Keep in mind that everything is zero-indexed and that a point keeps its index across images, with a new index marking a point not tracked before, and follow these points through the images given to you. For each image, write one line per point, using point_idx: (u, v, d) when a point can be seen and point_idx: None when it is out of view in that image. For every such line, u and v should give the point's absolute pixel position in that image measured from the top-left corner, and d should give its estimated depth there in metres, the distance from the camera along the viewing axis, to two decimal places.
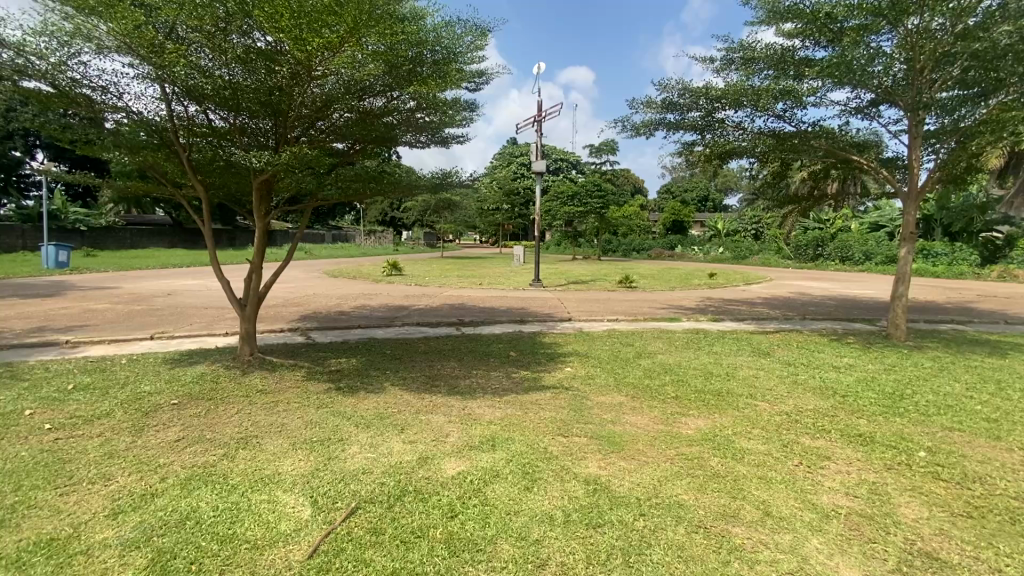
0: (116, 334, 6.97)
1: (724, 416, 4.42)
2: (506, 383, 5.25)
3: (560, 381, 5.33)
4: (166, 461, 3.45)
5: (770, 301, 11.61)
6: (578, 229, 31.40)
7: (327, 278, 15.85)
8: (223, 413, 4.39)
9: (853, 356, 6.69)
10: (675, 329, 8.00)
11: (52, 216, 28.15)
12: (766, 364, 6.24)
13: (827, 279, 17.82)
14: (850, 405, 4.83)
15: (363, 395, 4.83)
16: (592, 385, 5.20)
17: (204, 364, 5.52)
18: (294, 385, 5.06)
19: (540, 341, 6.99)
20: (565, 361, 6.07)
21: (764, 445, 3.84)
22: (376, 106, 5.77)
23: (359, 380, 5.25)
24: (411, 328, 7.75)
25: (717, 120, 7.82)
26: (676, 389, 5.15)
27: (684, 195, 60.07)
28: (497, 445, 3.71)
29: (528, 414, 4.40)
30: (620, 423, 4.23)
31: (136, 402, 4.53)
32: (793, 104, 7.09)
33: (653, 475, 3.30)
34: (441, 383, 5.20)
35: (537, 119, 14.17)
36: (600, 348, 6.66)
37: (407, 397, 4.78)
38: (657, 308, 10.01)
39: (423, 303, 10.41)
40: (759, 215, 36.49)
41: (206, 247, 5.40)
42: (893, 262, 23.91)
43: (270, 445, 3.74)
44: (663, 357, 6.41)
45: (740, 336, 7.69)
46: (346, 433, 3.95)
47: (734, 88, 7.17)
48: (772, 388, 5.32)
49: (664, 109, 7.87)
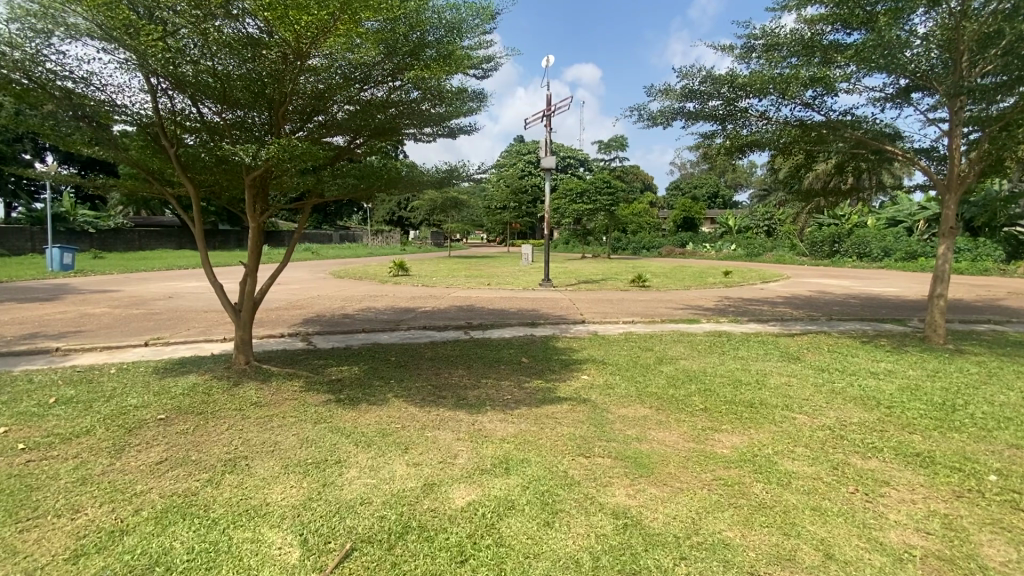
0: (109, 341, 6.66)
1: (760, 432, 4.00)
2: (518, 394, 4.86)
3: (577, 391, 4.92)
4: (143, 488, 3.11)
5: (791, 300, 11.12)
6: (587, 226, 30.90)
7: (332, 279, 15.55)
8: (212, 429, 4.05)
9: (890, 360, 6.23)
10: (695, 332, 7.55)
11: (61, 218, 28.20)
12: (798, 371, 5.79)
13: (846, 276, 17.27)
14: (899, 417, 4.38)
15: (364, 409, 4.46)
16: (612, 396, 4.80)
17: (196, 373, 5.18)
18: (291, 397, 4.70)
19: (553, 346, 6.59)
20: (580, 368, 5.67)
21: (811, 467, 3.42)
22: (378, 97, 5.42)
23: (361, 391, 4.88)
24: (417, 332, 7.37)
25: (739, 110, 7.39)
26: (703, 401, 4.73)
27: (693, 191, 59.37)
28: (511, 468, 3.32)
29: (544, 430, 4.00)
30: (646, 441, 3.82)
31: (120, 417, 4.19)
32: (823, 91, 6.62)
33: (691, 507, 2.89)
34: (448, 394, 4.81)
35: (546, 113, 13.75)
36: (618, 354, 6.25)
37: (412, 410, 4.40)
38: (674, 309, 9.57)
39: (429, 305, 10.04)
40: (772, 211, 35.81)
41: (197, 248, 5.05)
42: (913, 259, 23.25)
43: (259, 468, 3.39)
44: (686, 363, 5.99)
45: (766, 339, 7.24)
46: (345, 453, 3.57)
47: (759, 76, 6.70)
48: (808, 397, 4.89)
49: (683, 100, 7.44)
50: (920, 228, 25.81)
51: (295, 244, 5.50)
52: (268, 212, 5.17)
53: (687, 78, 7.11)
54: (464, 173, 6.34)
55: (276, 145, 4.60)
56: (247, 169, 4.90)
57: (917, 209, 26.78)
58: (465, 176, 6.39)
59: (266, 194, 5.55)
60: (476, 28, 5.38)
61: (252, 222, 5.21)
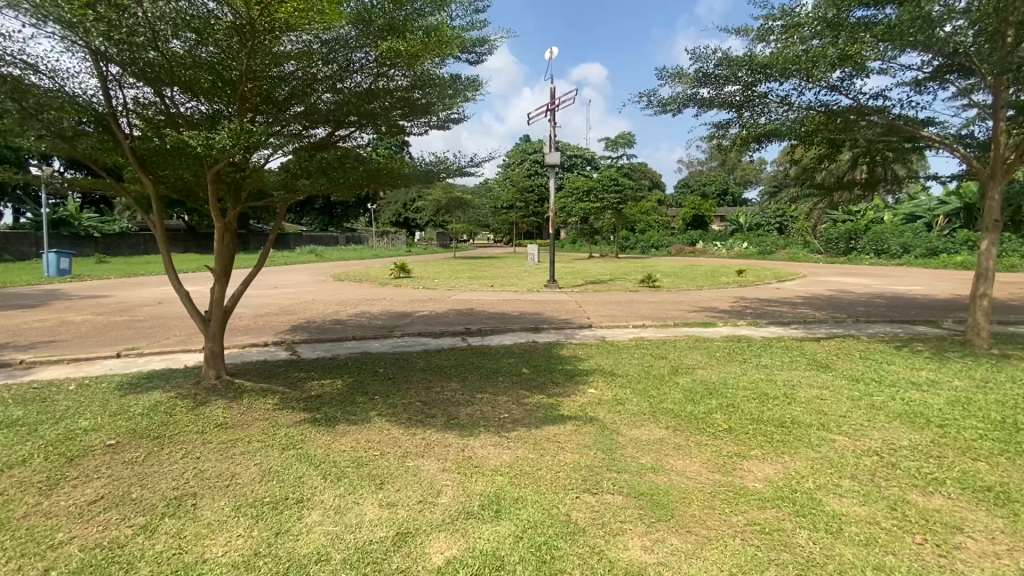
0: (80, 352, 6.21)
1: (798, 460, 3.42)
2: (517, 412, 4.32)
3: (582, 408, 4.37)
4: (62, 539, 2.61)
5: (812, 300, 10.46)
6: (594, 225, 30.26)
7: (332, 282, 15.14)
8: (163, 458, 3.54)
9: (932, 369, 5.60)
10: (712, 337, 6.96)
11: (65, 223, 28.12)
12: (830, 382, 5.19)
13: (866, 275, 16.55)
14: (956, 439, 3.78)
15: (342, 430, 3.94)
16: (622, 414, 4.25)
17: (161, 390, 4.69)
18: (262, 418, 4.18)
19: (557, 355, 6.04)
20: (587, 380, 5.12)
21: (863, 507, 2.85)
22: (360, 84, 4.90)
23: (341, 408, 4.36)
24: (412, 340, 6.85)
25: (758, 96, 6.83)
26: (726, 420, 4.16)
27: (703, 189, 58.44)
28: (502, 511, 2.78)
29: (545, 457, 3.47)
30: (664, 472, 3.27)
31: (64, 444, 3.70)
32: (853, 71, 6.00)
33: (723, 566, 2.34)
34: (438, 413, 4.29)
35: (550, 107, 13.20)
36: (628, 363, 5.68)
37: (395, 433, 3.88)
38: (688, 311, 8.98)
39: (427, 309, 9.53)
40: (783, 208, 34.94)
41: (160, 252, 4.56)
42: (933, 255, 22.38)
43: (207, 510, 2.88)
44: (704, 373, 5.41)
45: (790, 345, 6.63)
46: (310, 490, 3.06)
47: (782, 55, 6.09)
48: (846, 414, 4.30)
49: (696, 85, 6.88)
50: (939, 223, 24.91)
51: (269, 248, 4.99)
52: (235, 212, 4.66)
53: (700, 61, 6.53)
54: (457, 169, 5.80)
55: (228, 129, 4.05)
56: (205, 162, 4.39)
57: (937, 204, 25.86)
58: (458, 171, 5.86)
59: (236, 193, 5.04)
60: (465, 2, 4.89)
61: (218, 224, 4.70)
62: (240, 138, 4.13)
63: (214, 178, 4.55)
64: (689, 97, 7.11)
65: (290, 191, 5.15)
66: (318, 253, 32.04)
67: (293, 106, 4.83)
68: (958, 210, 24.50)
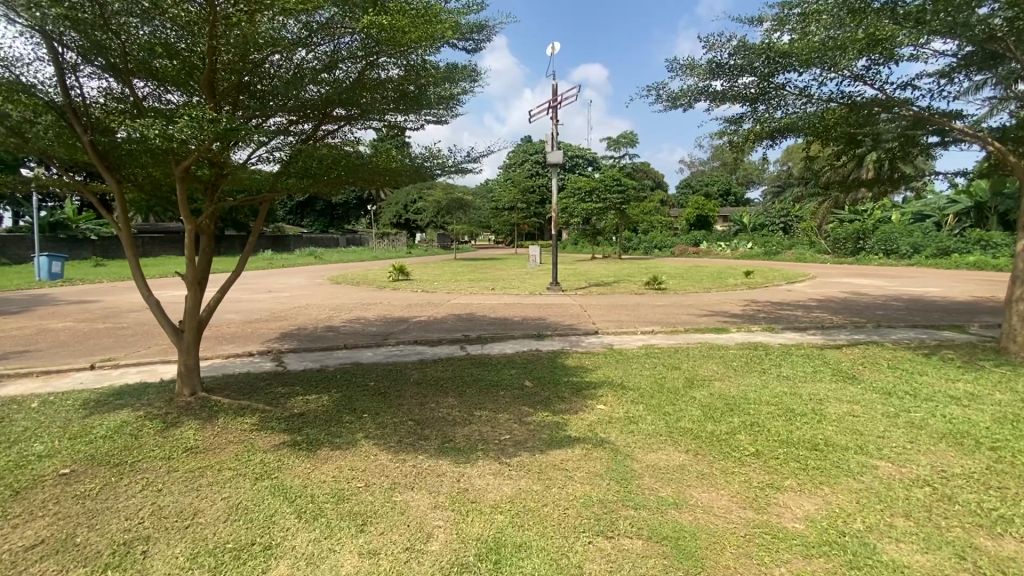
0: (52, 363, 5.82)
1: (839, 493, 3.01)
2: (519, 432, 3.91)
3: (591, 428, 3.96)
4: None
5: (826, 303, 10.03)
6: (596, 226, 29.87)
7: (329, 285, 14.77)
8: (119, 492, 3.13)
9: (969, 380, 5.17)
10: (727, 345, 6.54)
11: (63, 226, 27.83)
12: (859, 396, 4.77)
13: (876, 276, 16.12)
14: (1015, 466, 3.35)
15: (326, 455, 3.55)
16: (636, 435, 3.84)
17: (130, 409, 4.29)
18: (236, 441, 3.79)
19: (562, 365, 5.63)
20: (595, 394, 4.72)
21: (926, 555, 2.42)
22: (348, 75, 4.59)
23: (325, 428, 3.96)
24: (408, 348, 6.44)
25: (775, 88, 6.42)
26: (752, 442, 3.74)
27: (706, 189, 58.00)
28: (502, 563, 2.37)
29: (551, 489, 3.05)
30: (688, 509, 2.85)
31: (12, 473, 3.30)
32: (880, 59, 5.55)
33: None
34: (431, 434, 3.88)
35: (552, 105, 12.82)
36: (639, 375, 5.26)
37: (383, 459, 3.48)
38: (697, 316, 8.56)
39: (425, 314, 9.13)
40: (788, 208, 34.48)
41: (127, 256, 4.15)
42: (944, 255, 21.92)
43: (158, 558, 2.48)
44: (721, 386, 5.00)
45: (810, 353, 6.21)
46: (281, 533, 2.65)
47: (805, 44, 5.60)
48: (884, 435, 3.88)
49: (708, 79, 6.49)
50: (948, 222, 24.45)
51: (248, 254, 4.58)
52: (206, 215, 4.23)
53: (713, 51, 6.08)
54: (451, 163, 5.38)
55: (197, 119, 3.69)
56: (170, 156, 3.98)
57: (946, 203, 25.37)
58: (455, 168, 5.45)
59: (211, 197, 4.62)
60: None
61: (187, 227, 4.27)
62: (202, 129, 3.69)
63: (182, 175, 4.13)
64: (700, 89, 6.70)
65: (269, 195, 4.71)
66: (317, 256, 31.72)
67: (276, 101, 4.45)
68: (968, 209, 24.04)
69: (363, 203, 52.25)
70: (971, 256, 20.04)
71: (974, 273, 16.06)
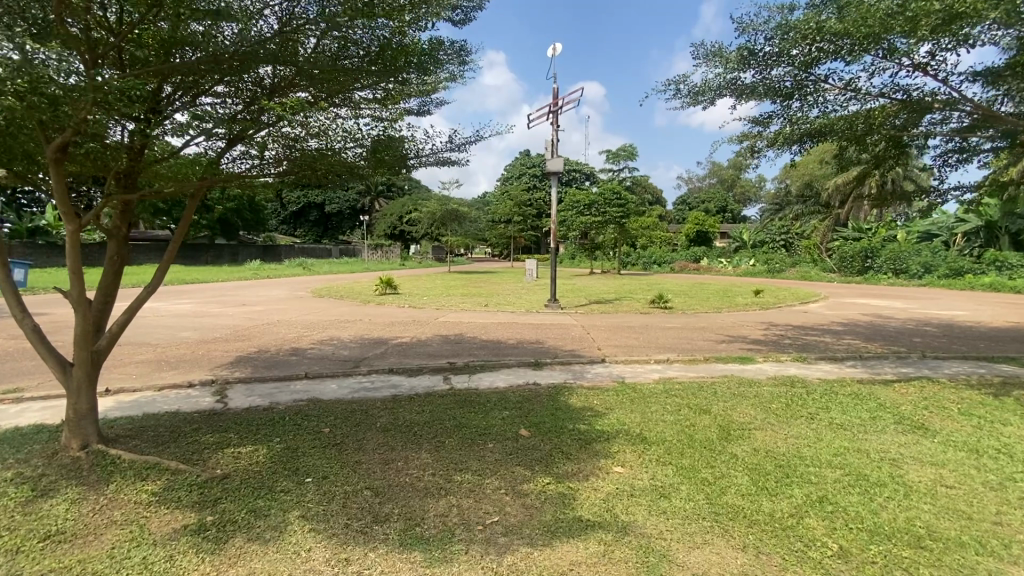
0: None
1: None
2: (511, 509, 2.89)
3: (607, 506, 2.93)
4: None
5: (854, 328, 9.07)
6: (595, 240, 28.94)
7: (311, 299, 13.76)
8: None
9: None
10: (759, 380, 5.54)
11: (41, 232, 26.78)
12: (942, 456, 3.78)
13: (893, 297, 15.21)
14: None
15: (237, 550, 2.50)
16: (670, 520, 2.81)
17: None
18: (120, 522, 2.75)
19: (565, 405, 4.62)
20: (608, 450, 3.70)
21: None
22: (306, 50, 3.68)
23: (247, 503, 2.92)
24: (380, 379, 5.39)
25: (814, 82, 5.49)
26: (830, 531, 2.74)
27: (705, 206, 57.49)
28: None
29: None
30: None
31: None
32: (948, 43, 4.66)
33: None
34: (392, 512, 2.85)
35: (554, 108, 11.95)
36: (660, 422, 4.25)
37: (319, 559, 2.44)
38: (715, 342, 7.58)
39: (409, 334, 8.12)
40: (789, 225, 33.80)
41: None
42: (958, 275, 21.05)
43: None
44: (763, 437, 4.02)
45: (860, 392, 5.20)
46: None
47: (861, 23, 4.57)
48: (1007, 522, 2.88)
49: (737, 72, 5.59)
50: (958, 242, 23.73)
51: (167, 261, 3.55)
52: (96, 210, 3.22)
53: (746, 34, 5.16)
54: (429, 153, 4.43)
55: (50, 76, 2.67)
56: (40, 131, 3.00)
57: (956, 222, 24.63)
58: (435, 160, 4.50)
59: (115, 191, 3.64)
60: None
61: (72, 229, 3.24)
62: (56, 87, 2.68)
63: (56, 159, 3.14)
64: (726, 82, 5.80)
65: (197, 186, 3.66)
66: (306, 266, 30.64)
67: (216, 77, 3.55)
68: (977, 229, 23.39)
69: (356, 213, 51.31)
70: (988, 278, 19.13)
71: (997, 296, 15.14)
